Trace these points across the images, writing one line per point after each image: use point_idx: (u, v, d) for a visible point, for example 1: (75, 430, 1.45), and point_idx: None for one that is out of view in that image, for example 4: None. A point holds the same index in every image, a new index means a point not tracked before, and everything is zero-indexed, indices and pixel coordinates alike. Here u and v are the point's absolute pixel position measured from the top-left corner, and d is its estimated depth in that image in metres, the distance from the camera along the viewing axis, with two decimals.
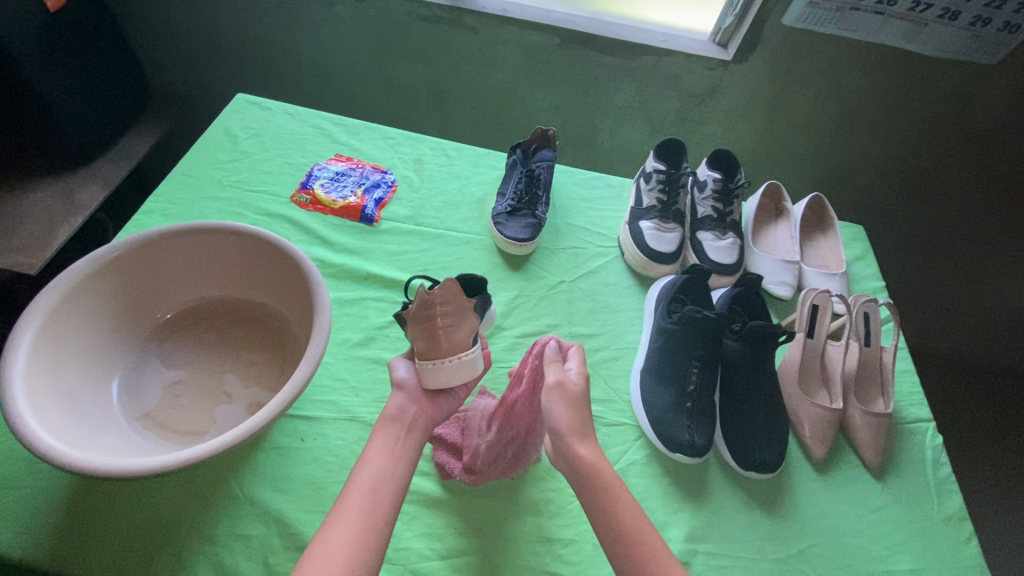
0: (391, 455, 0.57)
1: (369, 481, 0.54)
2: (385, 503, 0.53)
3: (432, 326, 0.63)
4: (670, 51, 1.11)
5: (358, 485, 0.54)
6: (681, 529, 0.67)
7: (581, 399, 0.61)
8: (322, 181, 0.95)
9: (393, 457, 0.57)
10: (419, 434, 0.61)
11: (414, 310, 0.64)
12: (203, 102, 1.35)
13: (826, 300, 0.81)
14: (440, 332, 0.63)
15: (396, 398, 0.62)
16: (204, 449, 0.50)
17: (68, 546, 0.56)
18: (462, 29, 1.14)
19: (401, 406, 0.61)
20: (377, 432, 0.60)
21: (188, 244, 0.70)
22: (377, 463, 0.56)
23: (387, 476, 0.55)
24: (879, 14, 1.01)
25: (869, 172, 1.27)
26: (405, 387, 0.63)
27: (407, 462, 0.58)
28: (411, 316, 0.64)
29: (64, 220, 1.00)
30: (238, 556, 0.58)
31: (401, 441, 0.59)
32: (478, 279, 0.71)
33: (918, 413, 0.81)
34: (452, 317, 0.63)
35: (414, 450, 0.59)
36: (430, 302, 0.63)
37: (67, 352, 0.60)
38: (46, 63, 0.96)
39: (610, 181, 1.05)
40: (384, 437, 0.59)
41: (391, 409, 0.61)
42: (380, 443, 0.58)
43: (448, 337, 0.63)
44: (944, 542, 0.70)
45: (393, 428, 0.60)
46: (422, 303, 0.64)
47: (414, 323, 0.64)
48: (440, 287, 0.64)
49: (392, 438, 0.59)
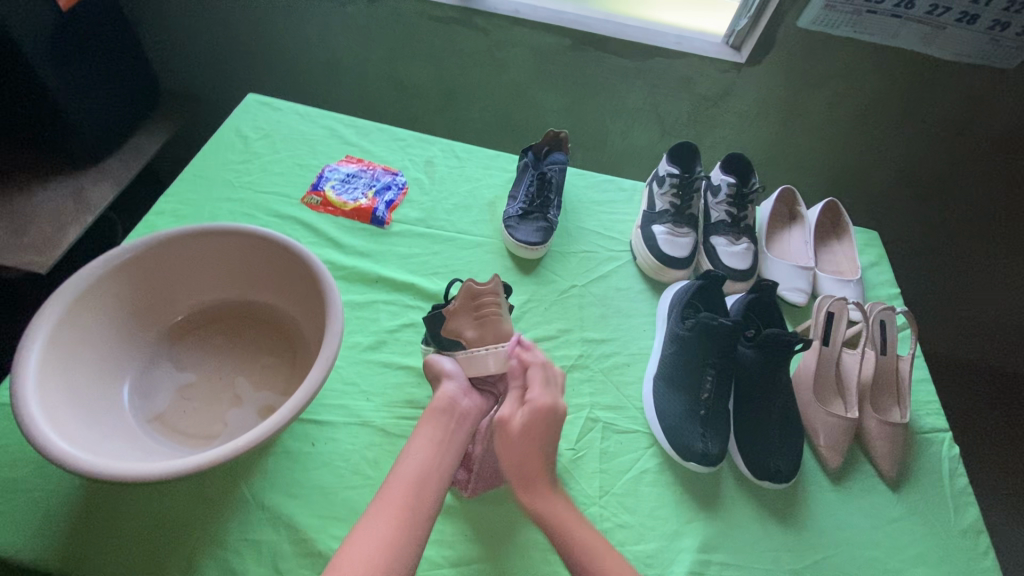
0: (433, 451, 0.58)
1: (411, 477, 0.55)
2: (427, 496, 0.54)
3: (482, 316, 0.69)
4: (683, 53, 1.11)
5: (393, 486, 0.54)
6: (694, 538, 0.66)
7: (529, 438, 0.60)
8: (333, 183, 0.94)
9: (438, 450, 0.58)
10: (465, 428, 0.62)
11: (458, 304, 0.70)
12: (213, 102, 1.35)
13: (842, 307, 0.80)
14: (489, 320, 0.69)
15: (446, 387, 0.64)
16: (215, 455, 0.50)
17: (81, 551, 0.56)
18: (474, 31, 1.14)
19: (451, 397, 0.63)
20: (424, 423, 0.61)
21: (200, 245, 0.70)
22: (419, 462, 0.56)
23: (428, 471, 0.56)
24: (896, 17, 1.00)
25: (884, 175, 1.25)
26: (454, 377, 0.66)
27: (450, 459, 0.59)
28: (455, 310, 0.70)
29: (74, 219, 1.00)
30: (250, 561, 0.58)
31: (448, 433, 0.61)
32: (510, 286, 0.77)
33: (934, 422, 0.80)
34: (499, 310, 0.70)
35: (461, 443, 0.61)
36: (477, 293, 0.70)
37: (79, 354, 0.60)
38: (58, 62, 0.96)
39: (622, 184, 1.04)
40: (432, 429, 0.60)
41: (442, 400, 0.63)
42: (426, 435, 0.60)
43: (495, 326, 0.68)
44: (961, 554, 0.69)
45: (441, 420, 0.61)
46: (467, 296, 0.70)
47: (460, 314, 0.70)
48: (488, 284, 0.70)
49: (438, 431, 0.60)
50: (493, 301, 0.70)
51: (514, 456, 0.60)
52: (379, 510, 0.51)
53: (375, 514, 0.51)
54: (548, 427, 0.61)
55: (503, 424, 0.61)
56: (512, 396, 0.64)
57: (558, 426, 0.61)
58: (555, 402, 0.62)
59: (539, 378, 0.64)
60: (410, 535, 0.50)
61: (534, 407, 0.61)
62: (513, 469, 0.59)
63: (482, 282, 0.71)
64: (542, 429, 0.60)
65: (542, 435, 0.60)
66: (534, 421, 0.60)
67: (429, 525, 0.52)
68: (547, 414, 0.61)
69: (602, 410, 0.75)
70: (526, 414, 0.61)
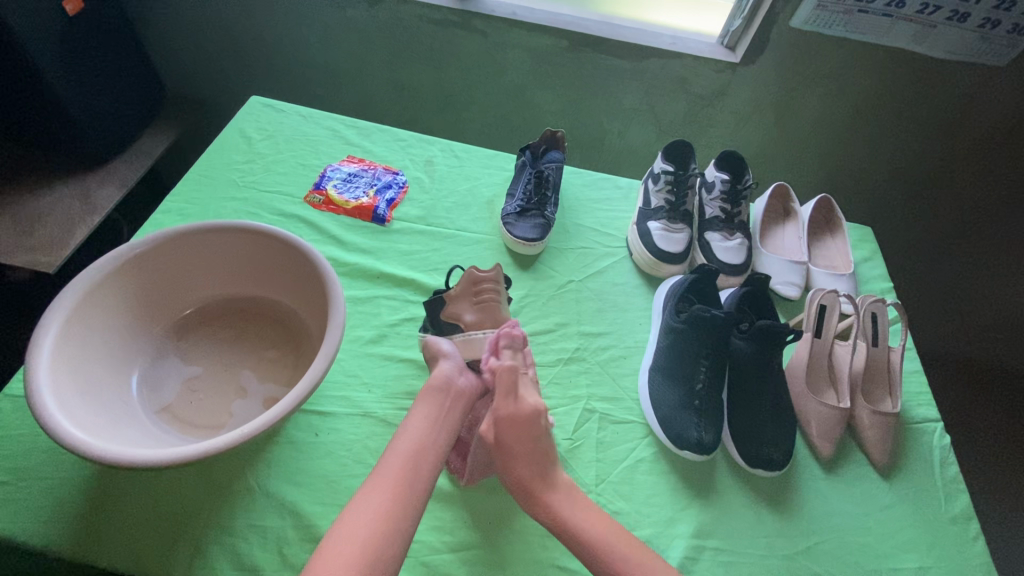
0: (429, 429, 0.59)
1: (406, 455, 0.56)
2: (422, 474, 0.55)
3: (482, 301, 0.72)
4: (678, 53, 1.12)
5: (390, 462, 0.55)
6: (689, 525, 0.68)
7: (508, 448, 0.60)
8: (335, 182, 0.96)
9: (432, 430, 0.59)
10: (461, 406, 0.63)
11: (459, 289, 0.73)
12: (216, 105, 1.37)
13: (834, 300, 0.82)
14: (488, 305, 0.72)
15: (443, 366, 0.65)
16: (223, 441, 0.52)
17: (91, 536, 0.58)
18: (473, 33, 1.16)
19: (449, 375, 0.64)
20: (421, 399, 0.62)
21: (206, 242, 0.72)
22: (415, 441, 0.57)
23: (421, 451, 0.56)
24: (887, 17, 1.02)
25: (879, 171, 1.26)
26: (451, 357, 0.66)
27: (445, 436, 0.60)
28: (455, 294, 0.73)
29: (81, 219, 1.02)
30: (255, 546, 0.59)
31: (443, 410, 0.61)
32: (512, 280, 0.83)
33: (925, 413, 0.81)
34: (497, 296, 0.73)
35: (456, 421, 0.61)
36: (478, 280, 0.73)
37: (89, 346, 0.62)
38: (64, 66, 0.98)
39: (619, 182, 1.06)
40: (428, 406, 0.61)
41: (440, 377, 0.63)
42: (422, 414, 0.60)
43: (495, 311, 0.72)
44: (952, 540, 0.70)
45: (438, 397, 0.62)
46: (468, 282, 0.73)
47: (460, 299, 0.73)
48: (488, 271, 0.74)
49: (434, 409, 0.61)
50: (491, 287, 0.73)
51: (509, 466, 0.60)
52: (375, 487, 0.52)
53: (371, 490, 0.52)
54: (520, 433, 0.61)
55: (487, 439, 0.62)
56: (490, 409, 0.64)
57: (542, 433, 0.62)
58: (524, 405, 0.62)
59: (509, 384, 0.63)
60: (405, 512, 0.51)
61: (509, 414, 0.61)
62: (510, 477, 0.60)
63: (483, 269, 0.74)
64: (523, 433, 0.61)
65: (522, 440, 0.60)
66: (511, 432, 0.61)
67: (424, 501, 0.53)
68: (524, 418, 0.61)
69: (599, 402, 0.77)
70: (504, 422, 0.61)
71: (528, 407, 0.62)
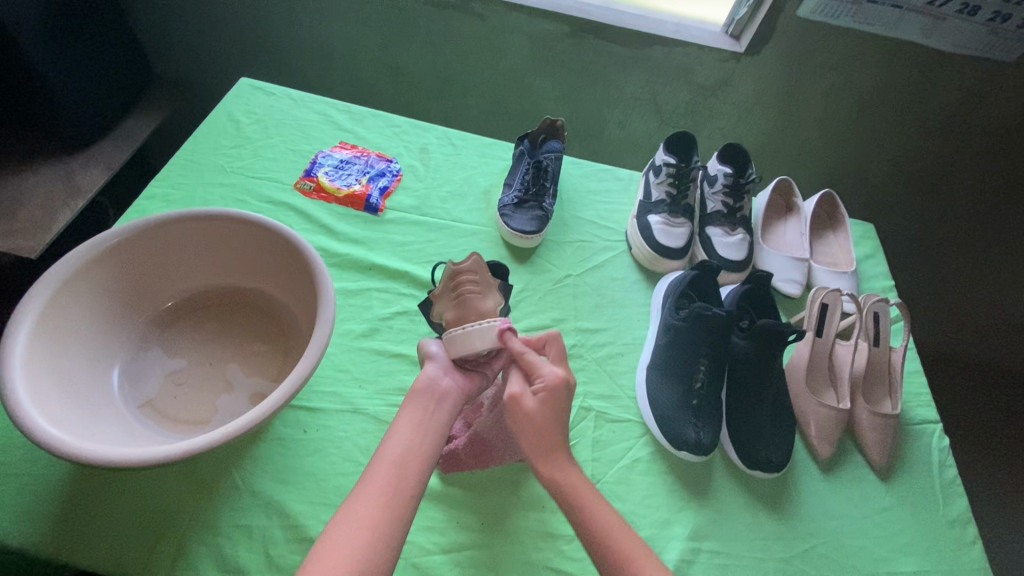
0: (416, 432, 0.56)
1: (395, 458, 0.53)
2: (412, 477, 0.52)
3: (460, 295, 0.66)
4: (682, 42, 1.10)
5: (378, 468, 0.52)
6: (685, 527, 0.66)
7: (553, 414, 0.58)
8: (326, 169, 0.93)
9: (421, 433, 0.56)
10: (449, 410, 0.59)
11: (440, 288, 0.68)
12: (205, 86, 1.33)
13: (836, 299, 0.80)
14: (466, 299, 0.65)
15: (428, 368, 0.61)
16: (204, 440, 0.49)
17: (70, 536, 0.56)
18: (471, 16, 1.12)
19: (432, 377, 0.60)
20: (407, 403, 0.58)
21: (190, 231, 0.69)
22: (405, 444, 0.54)
23: (411, 455, 0.54)
24: (896, 7, 0.99)
25: (883, 165, 1.24)
26: (438, 358, 0.62)
27: (435, 439, 0.57)
28: (438, 293, 0.68)
29: (65, 203, 0.99)
30: (240, 547, 0.57)
31: (428, 414, 0.58)
32: (502, 269, 0.74)
33: (925, 414, 0.80)
34: (478, 287, 0.66)
35: (444, 424, 0.58)
36: (455, 274, 0.67)
37: (66, 339, 0.60)
38: (45, 43, 0.94)
39: (619, 173, 1.04)
40: (414, 410, 0.57)
41: (423, 379, 0.60)
42: (408, 417, 0.57)
43: (474, 304, 0.65)
44: (949, 544, 0.69)
45: (422, 400, 0.58)
46: (448, 278, 0.67)
47: (442, 298, 0.68)
48: (466, 262, 0.67)
49: (420, 412, 0.57)
50: (472, 279, 0.66)
51: (528, 434, 0.58)
52: (364, 495, 0.50)
53: (360, 496, 0.50)
54: (549, 409, 0.58)
55: (515, 403, 0.59)
56: (518, 373, 0.61)
57: (565, 405, 0.59)
58: (567, 376, 0.60)
59: (537, 360, 0.60)
60: (394, 520, 0.49)
61: (547, 385, 0.59)
62: (528, 437, 0.58)
63: (462, 261, 0.68)
64: (555, 407, 0.58)
65: (554, 414, 0.58)
66: (538, 412, 0.58)
67: (415, 506, 0.51)
68: (556, 390, 0.58)
69: (595, 399, 0.75)
70: (539, 394, 0.58)
71: (553, 377, 0.59)
